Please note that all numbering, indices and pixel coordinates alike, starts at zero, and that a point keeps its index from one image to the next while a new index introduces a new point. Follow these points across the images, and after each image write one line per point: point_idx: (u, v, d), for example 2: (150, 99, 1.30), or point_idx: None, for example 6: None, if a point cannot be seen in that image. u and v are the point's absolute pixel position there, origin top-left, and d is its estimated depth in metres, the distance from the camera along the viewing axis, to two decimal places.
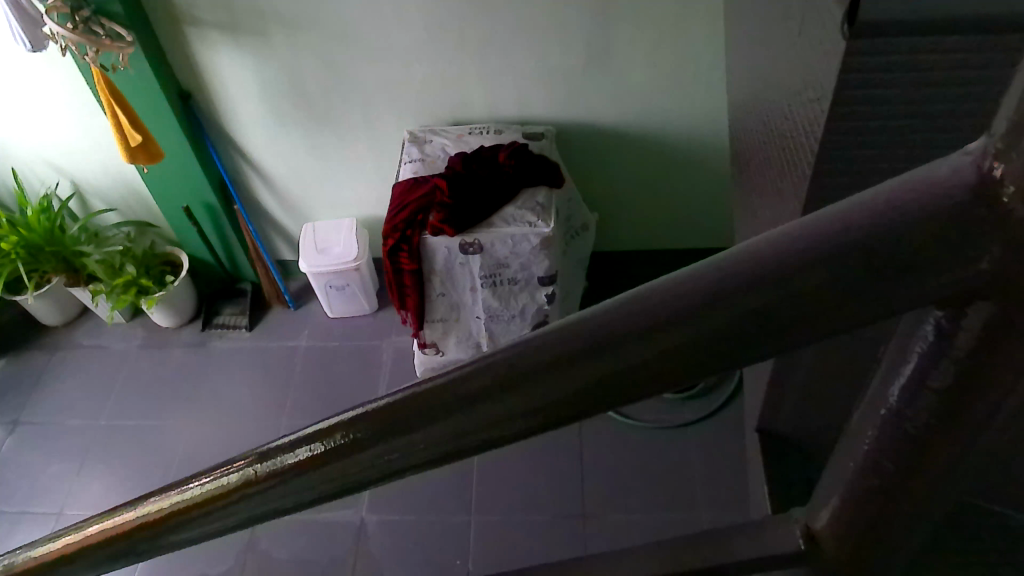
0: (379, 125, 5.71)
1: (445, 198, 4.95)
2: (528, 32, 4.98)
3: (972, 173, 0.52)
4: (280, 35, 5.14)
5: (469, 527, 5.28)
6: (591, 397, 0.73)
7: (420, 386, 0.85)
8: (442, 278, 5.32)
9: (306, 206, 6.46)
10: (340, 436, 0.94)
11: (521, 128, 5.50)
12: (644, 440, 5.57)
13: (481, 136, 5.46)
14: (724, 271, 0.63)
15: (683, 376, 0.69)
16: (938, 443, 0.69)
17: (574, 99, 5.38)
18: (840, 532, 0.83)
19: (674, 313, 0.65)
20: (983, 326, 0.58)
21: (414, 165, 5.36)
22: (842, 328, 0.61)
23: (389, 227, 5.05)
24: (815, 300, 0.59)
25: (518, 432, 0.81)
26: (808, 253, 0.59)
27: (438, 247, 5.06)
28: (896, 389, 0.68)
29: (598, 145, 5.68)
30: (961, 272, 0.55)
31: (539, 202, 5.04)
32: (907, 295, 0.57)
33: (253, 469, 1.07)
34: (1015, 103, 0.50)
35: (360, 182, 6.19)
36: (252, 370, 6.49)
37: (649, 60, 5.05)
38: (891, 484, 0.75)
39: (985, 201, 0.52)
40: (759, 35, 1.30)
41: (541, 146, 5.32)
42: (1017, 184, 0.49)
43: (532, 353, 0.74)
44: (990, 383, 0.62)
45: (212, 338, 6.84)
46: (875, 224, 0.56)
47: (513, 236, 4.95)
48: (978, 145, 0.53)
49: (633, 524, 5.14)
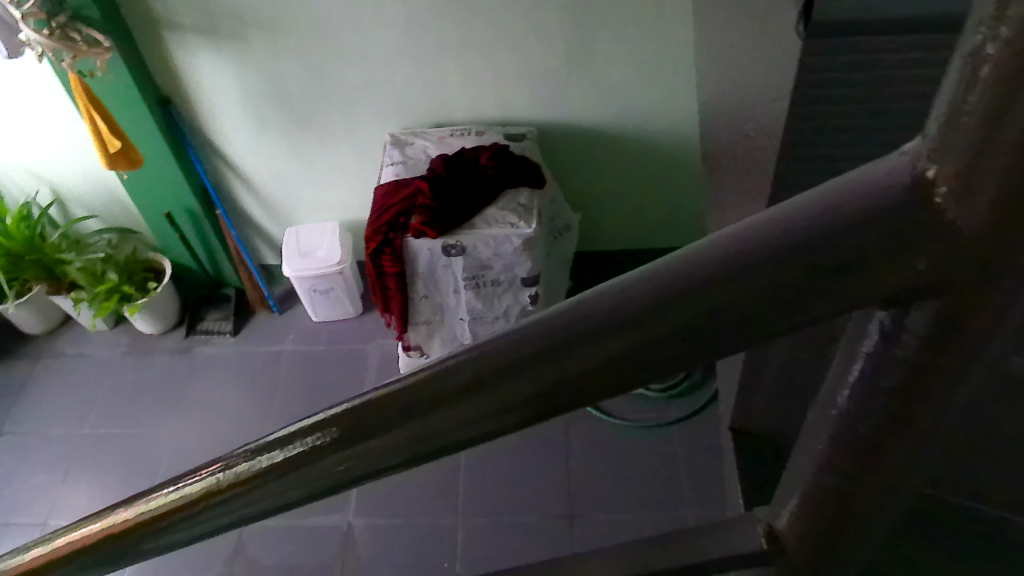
0: (360, 128, 4.90)
1: (428, 201, 4.31)
2: (515, 26, 4.23)
3: (903, 177, 0.41)
4: (259, 37, 4.41)
5: (485, 528, 4.44)
6: (560, 398, 0.58)
7: (394, 384, 0.65)
8: (426, 281, 4.61)
9: (285, 212, 5.57)
10: (306, 442, 0.72)
11: (503, 130, 4.74)
12: (630, 444, 4.72)
13: (464, 138, 4.70)
14: (682, 268, 0.49)
15: (636, 379, 0.55)
16: (894, 455, 0.54)
17: (558, 102, 4.63)
18: (800, 555, 0.67)
19: (634, 310, 0.51)
20: (932, 352, 0.46)
21: (396, 168, 4.61)
22: (779, 332, 0.49)
23: (371, 229, 4.41)
24: (753, 303, 0.47)
25: (489, 434, 0.63)
26: (748, 255, 0.46)
27: (421, 249, 4.39)
28: (830, 425, 0.55)
29: (583, 142, 4.85)
30: (892, 277, 0.43)
31: (521, 203, 4.40)
32: (828, 304, 0.45)
33: (217, 477, 0.81)
34: (947, 104, 0.40)
35: (341, 182, 5.30)
36: (231, 372, 5.60)
37: (632, 50, 4.28)
38: (832, 518, 0.61)
39: (917, 207, 0.41)
40: (711, 41, 1.16)
41: (522, 147, 4.60)
42: (949, 187, 0.39)
43: (499, 352, 0.57)
44: (928, 406, 0.50)
45: (195, 345, 5.87)
46: (809, 231, 0.44)
47: (495, 238, 4.30)
48: (912, 145, 0.42)
49: (622, 524, 4.35)
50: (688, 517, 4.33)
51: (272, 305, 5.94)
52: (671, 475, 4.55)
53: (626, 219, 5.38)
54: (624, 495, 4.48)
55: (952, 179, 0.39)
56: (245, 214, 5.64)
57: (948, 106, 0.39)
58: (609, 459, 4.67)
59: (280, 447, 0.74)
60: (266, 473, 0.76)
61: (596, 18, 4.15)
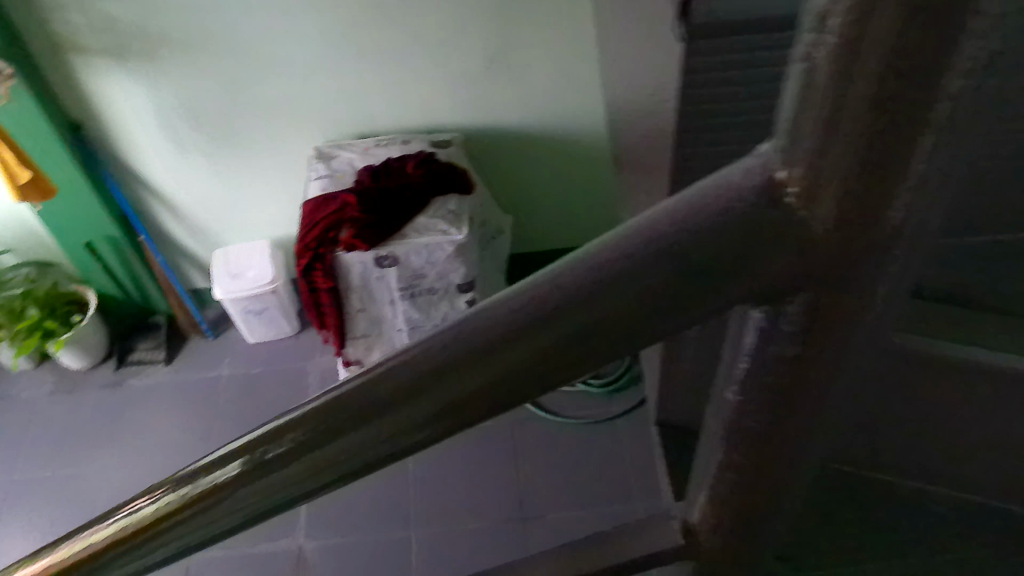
0: (283, 142, 4.80)
1: (355, 212, 4.22)
2: (432, 32, 4.23)
3: (759, 179, 0.52)
4: (170, 54, 4.29)
5: (439, 537, 4.42)
6: (506, 387, 0.66)
7: (350, 385, 0.72)
8: (360, 294, 4.57)
9: (210, 233, 5.42)
10: (265, 450, 0.77)
11: (428, 137, 4.71)
12: (577, 441, 4.76)
13: (389, 148, 4.65)
14: (593, 266, 0.58)
15: (572, 367, 0.64)
16: (792, 407, 0.66)
17: (481, 106, 4.64)
18: (727, 508, 0.78)
19: (559, 304, 0.59)
20: (809, 314, 0.57)
21: (322, 182, 4.54)
22: (685, 317, 0.59)
23: (300, 246, 4.31)
24: (663, 297, 0.57)
25: (443, 426, 0.71)
26: (646, 253, 0.56)
27: (352, 262, 4.34)
28: (736, 391, 0.66)
29: (509, 145, 4.86)
30: (769, 267, 0.54)
31: (450, 209, 4.39)
32: (722, 294, 0.56)
33: (174, 496, 0.84)
34: (789, 114, 0.50)
35: (267, 200, 5.20)
36: (166, 402, 5.42)
37: (549, 51, 4.33)
38: (750, 472, 0.72)
39: (775, 203, 0.51)
40: (614, 44, 1.21)
41: (448, 153, 4.59)
42: (799, 188, 0.50)
43: (446, 348, 0.65)
44: (811, 364, 0.62)
45: (126, 377, 5.66)
46: (693, 231, 0.53)
47: (427, 246, 4.28)
48: (763, 150, 0.52)
49: (575, 520, 4.39)
50: (639, 508, 4.38)
51: (206, 330, 5.80)
52: (620, 468, 4.61)
53: (557, 219, 5.42)
54: (575, 492, 4.51)
55: (799, 170, 0.50)
56: (168, 238, 5.46)
57: (790, 118, 0.49)
58: (557, 457, 4.70)
59: (237, 458, 0.79)
60: (225, 485, 0.80)
61: (511, 21, 4.18)
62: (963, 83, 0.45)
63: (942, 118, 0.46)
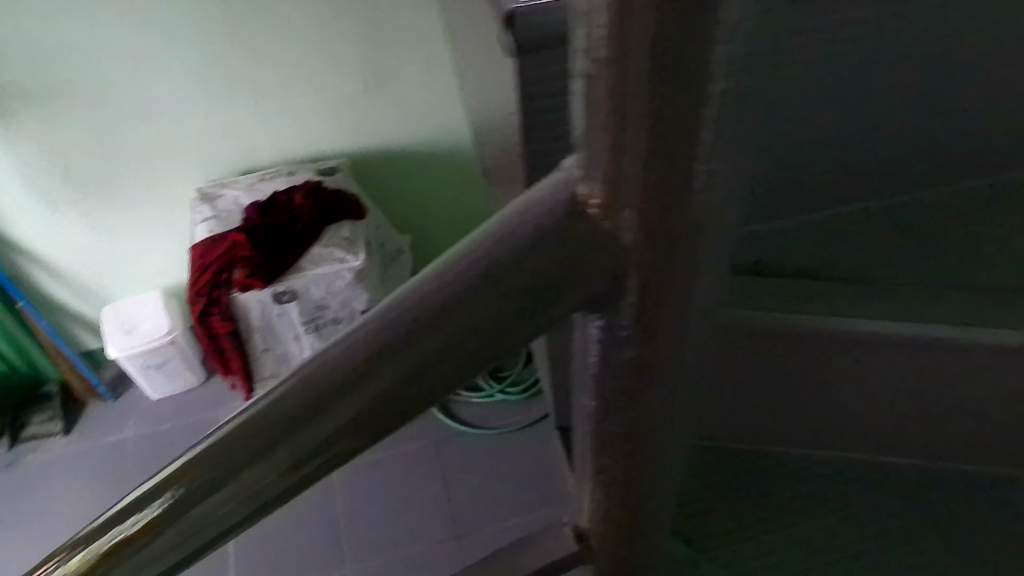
0: (162, 186, 4.61)
1: (246, 252, 4.13)
2: (304, 60, 4.17)
3: (569, 192, 0.66)
4: (26, 109, 4.03)
5: (375, 568, 4.33)
6: (400, 400, 0.73)
7: (253, 411, 0.76)
8: (263, 332, 4.51)
9: (95, 290, 5.14)
10: (172, 491, 0.78)
11: (314, 166, 4.61)
12: (503, 451, 4.75)
13: (275, 180, 4.51)
14: (452, 278, 0.68)
15: (455, 375, 0.73)
16: (649, 375, 0.80)
17: (363, 129, 4.57)
18: (618, 463, 0.92)
19: (429, 314, 0.69)
20: (645, 285, 0.71)
21: (209, 224, 4.37)
22: (539, 319, 0.70)
23: (192, 292, 4.24)
24: (515, 302, 0.68)
25: (350, 447, 0.77)
26: (492, 261, 0.66)
27: (250, 302, 4.28)
28: (597, 367, 0.81)
29: (397, 165, 4.81)
30: (595, 263, 0.67)
31: (345, 236, 4.30)
32: (563, 292, 0.69)
33: (89, 550, 0.84)
34: (581, 142, 0.64)
35: (153, 248, 4.97)
36: (69, 474, 5.11)
37: (424, 68, 4.31)
38: (629, 430, 0.87)
39: (583, 208, 0.65)
40: (482, 62, 1.27)
41: (338, 179, 4.49)
42: (599, 195, 0.65)
43: (339, 367, 0.72)
44: (653, 336, 0.76)
45: (20, 455, 5.29)
46: (530, 240, 0.65)
47: (324, 276, 4.21)
48: (567, 169, 0.67)
49: (508, 531, 4.38)
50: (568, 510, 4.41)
51: (103, 393, 5.46)
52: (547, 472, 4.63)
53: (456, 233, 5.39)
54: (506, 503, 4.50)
55: (607, 178, 0.63)
56: (49, 301, 5.14)
57: (581, 145, 0.64)
58: (485, 471, 4.68)
59: (145, 506, 0.80)
60: (137, 532, 0.81)
61: (382, 41, 4.16)
62: (722, 85, 0.58)
63: (713, 113, 0.59)
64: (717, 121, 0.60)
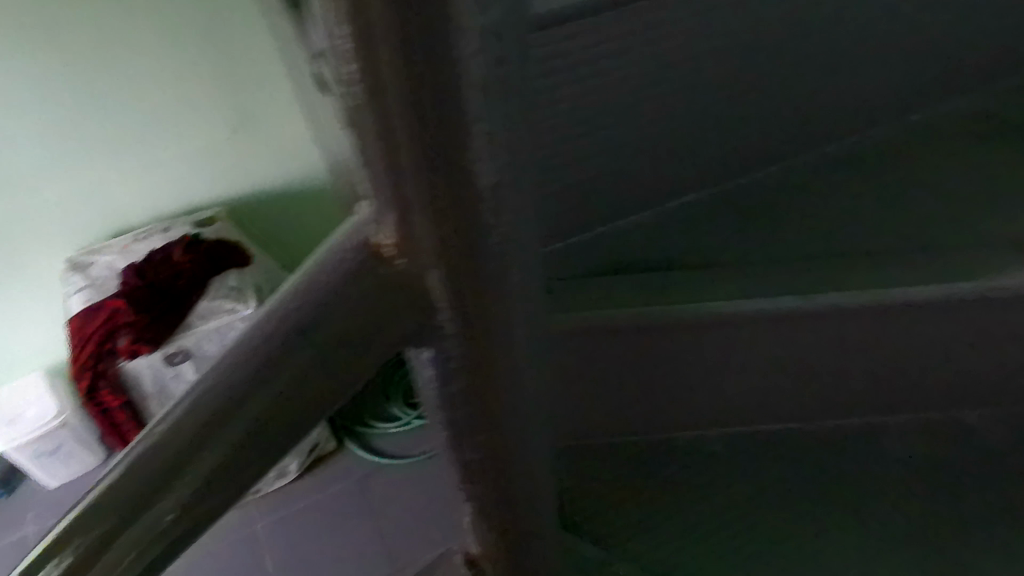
0: (26, 262, 4.33)
1: (128, 317, 4.00)
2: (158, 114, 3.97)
3: (370, 230, 0.64)
4: None
5: None
6: (269, 428, 0.74)
7: (124, 466, 0.74)
8: (159, 399, 4.28)
9: None
10: (73, 548, 0.78)
11: (189, 219, 4.42)
12: (427, 479, 4.67)
13: (149, 240, 4.30)
14: (287, 313, 0.67)
15: (316, 397, 0.74)
16: (495, 368, 0.82)
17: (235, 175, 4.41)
18: (489, 446, 0.96)
19: (273, 349, 0.68)
20: (465, 306, 0.73)
21: (82, 295, 4.14)
22: (382, 327, 0.71)
23: (76, 367, 4.12)
24: (354, 319, 0.68)
25: (230, 480, 0.77)
26: (324, 292, 0.66)
27: (139, 370, 4.07)
28: (446, 372, 0.82)
29: (277, 206, 4.66)
30: (418, 278, 0.68)
31: (231, 285, 4.11)
32: (392, 304, 0.69)
33: None
34: (362, 182, 0.61)
35: (25, 328, 4.66)
36: None
37: (287, 106, 4.18)
38: (491, 417, 0.90)
39: (387, 240, 0.64)
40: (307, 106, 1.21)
41: (215, 229, 4.33)
42: (399, 225, 0.63)
43: (197, 413, 0.71)
44: (491, 335, 0.77)
45: None
46: (351, 268, 0.65)
47: (216, 331, 4.01)
48: (363, 209, 0.63)
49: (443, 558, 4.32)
50: None
51: None
52: None
53: None
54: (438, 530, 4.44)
55: (400, 211, 0.62)
56: None
57: (363, 187, 0.61)
58: (412, 502, 4.60)
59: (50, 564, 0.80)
60: None
61: (239, 85, 4.00)
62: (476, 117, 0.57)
63: (478, 139, 0.59)
64: (488, 146, 0.60)
